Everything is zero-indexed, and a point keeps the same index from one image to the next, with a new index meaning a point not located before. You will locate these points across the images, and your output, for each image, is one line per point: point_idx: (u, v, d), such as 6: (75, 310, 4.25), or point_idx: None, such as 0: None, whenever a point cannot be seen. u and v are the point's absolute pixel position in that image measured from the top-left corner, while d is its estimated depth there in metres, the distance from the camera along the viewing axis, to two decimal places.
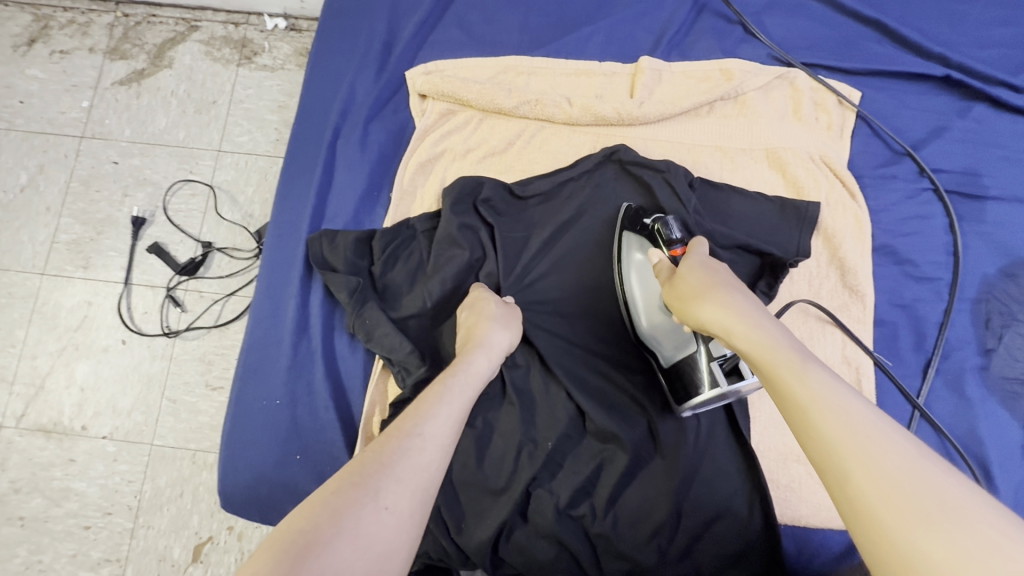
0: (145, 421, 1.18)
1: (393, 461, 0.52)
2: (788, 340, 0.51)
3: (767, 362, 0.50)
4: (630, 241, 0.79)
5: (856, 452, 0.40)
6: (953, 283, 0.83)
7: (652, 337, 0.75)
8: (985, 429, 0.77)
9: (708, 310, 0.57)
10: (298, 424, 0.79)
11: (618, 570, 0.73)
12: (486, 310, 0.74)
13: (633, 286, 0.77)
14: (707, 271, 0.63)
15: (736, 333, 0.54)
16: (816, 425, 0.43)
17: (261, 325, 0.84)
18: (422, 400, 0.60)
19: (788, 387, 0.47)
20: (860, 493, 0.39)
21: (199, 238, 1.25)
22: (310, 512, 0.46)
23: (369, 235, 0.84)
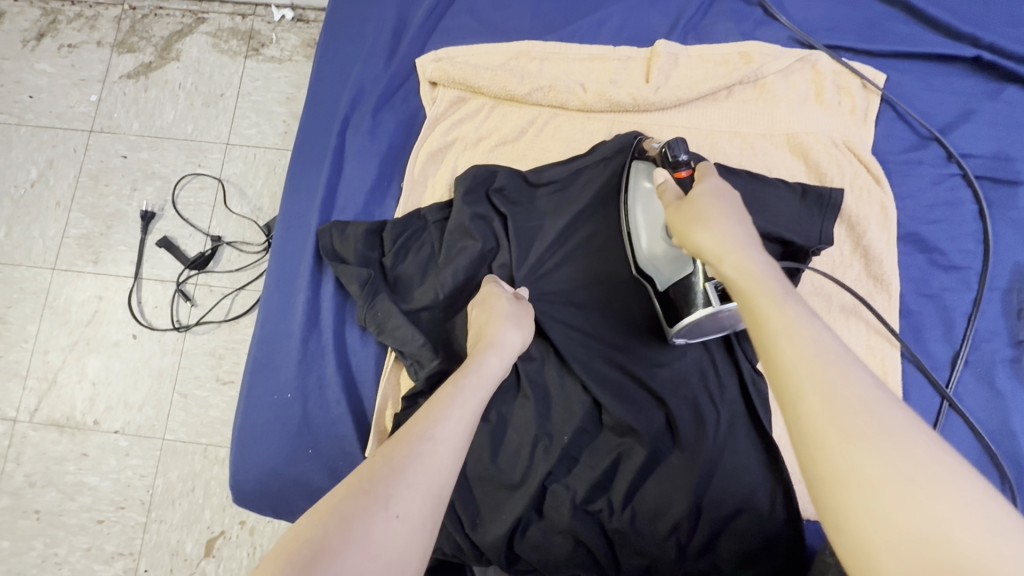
0: (157, 416, 1.18)
1: (404, 466, 0.50)
2: (773, 272, 0.49)
3: (748, 289, 0.47)
4: (638, 169, 0.76)
5: (815, 377, 0.39)
6: (983, 272, 0.80)
7: (651, 264, 0.74)
8: (1017, 423, 0.74)
9: (705, 235, 0.53)
10: (309, 419, 0.78)
11: (636, 566, 0.72)
12: (497, 308, 0.72)
13: (636, 211, 0.75)
14: (709, 194, 0.58)
15: (727, 257, 0.51)
16: (782, 349, 0.42)
17: (271, 319, 0.83)
18: (434, 401, 0.59)
19: (762, 312, 0.45)
20: (809, 415, 0.38)
21: (209, 232, 1.25)
22: (319, 520, 0.46)
23: (379, 226, 0.82)
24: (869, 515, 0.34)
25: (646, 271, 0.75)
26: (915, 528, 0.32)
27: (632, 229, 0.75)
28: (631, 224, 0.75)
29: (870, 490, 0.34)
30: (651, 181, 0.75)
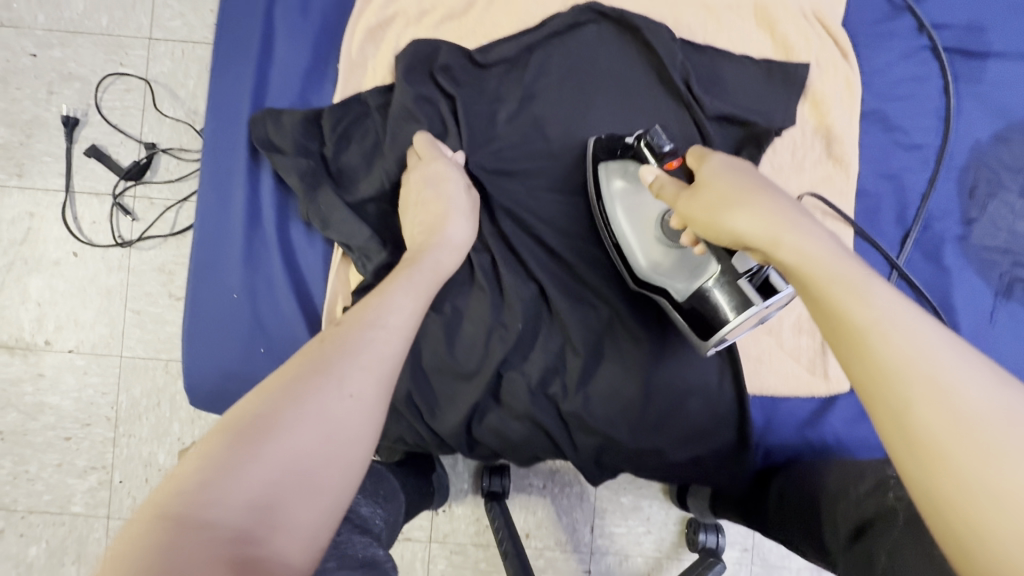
0: (111, 334, 1.15)
1: (355, 349, 0.50)
2: (845, 257, 0.44)
3: (820, 278, 0.43)
4: (608, 169, 0.72)
5: (921, 380, 0.36)
6: (941, 149, 0.78)
7: (664, 275, 0.69)
8: (959, 296, 0.76)
9: (744, 217, 0.49)
10: (260, 319, 0.76)
11: (591, 444, 0.75)
12: (449, 193, 0.69)
13: (619, 217, 0.71)
14: (733, 173, 0.54)
15: (784, 239, 0.46)
16: (877, 351, 0.38)
17: (210, 218, 0.78)
18: (381, 291, 0.57)
19: (846, 308, 0.41)
20: (923, 427, 0.35)
21: (142, 139, 1.15)
22: (263, 394, 0.45)
23: (316, 113, 0.76)
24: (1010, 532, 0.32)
25: (655, 285, 0.70)
26: None
27: (622, 240, 0.71)
28: (620, 235, 0.71)
29: (1002, 503, 0.32)
30: (625, 179, 0.71)
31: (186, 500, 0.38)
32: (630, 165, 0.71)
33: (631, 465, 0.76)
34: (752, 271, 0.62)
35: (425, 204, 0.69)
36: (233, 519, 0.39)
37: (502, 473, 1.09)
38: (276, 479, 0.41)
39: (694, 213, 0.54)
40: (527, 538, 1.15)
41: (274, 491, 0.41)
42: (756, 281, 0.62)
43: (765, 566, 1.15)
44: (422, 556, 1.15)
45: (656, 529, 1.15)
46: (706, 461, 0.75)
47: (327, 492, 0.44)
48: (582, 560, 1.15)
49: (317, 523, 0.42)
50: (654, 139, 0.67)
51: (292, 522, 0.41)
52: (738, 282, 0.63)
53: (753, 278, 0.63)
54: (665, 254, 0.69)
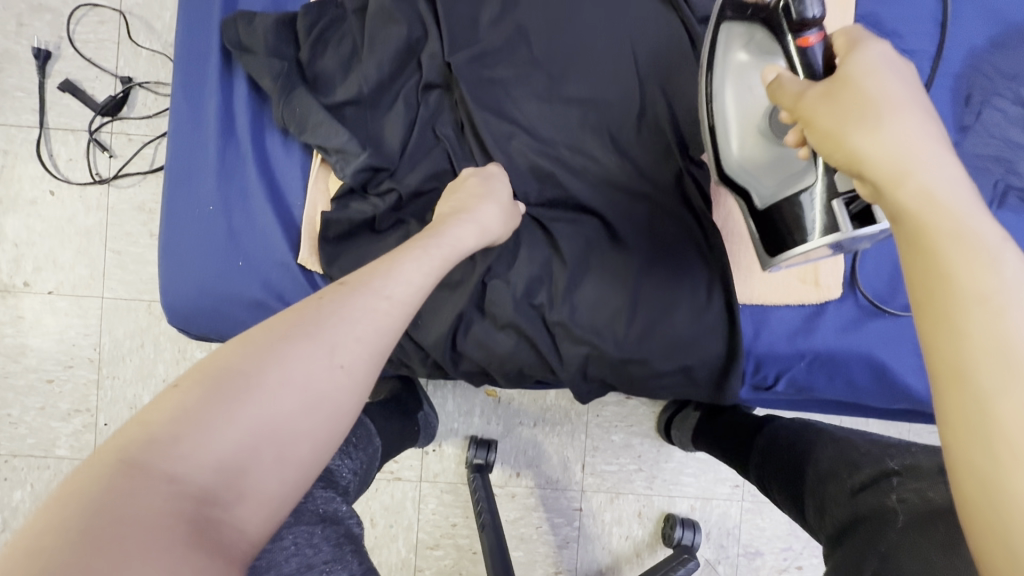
0: (91, 275, 1.12)
1: (353, 318, 0.47)
2: (981, 216, 0.40)
3: (940, 233, 0.40)
4: (731, 37, 0.64)
5: (1011, 369, 0.35)
6: (936, 55, 0.76)
7: (750, 175, 0.65)
8: None
9: (878, 138, 0.43)
10: (235, 231, 0.74)
11: (578, 356, 0.74)
12: (494, 188, 0.68)
13: (725, 96, 0.65)
14: (885, 81, 0.47)
15: (910, 179, 0.42)
16: (971, 327, 0.37)
17: (182, 129, 0.75)
18: (395, 258, 0.54)
19: (963, 274, 0.38)
20: (1003, 416, 0.34)
21: (117, 73, 1.11)
22: (245, 347, 0.43)
23: (291, 16, 0.73)
24: None
25: (739, 182, 0.67)
26: None
27: (719, 124, 0.66)
28: (718, 116, 0.66)
29: None
30: (748, 50, 0.63)
31: (154, 450, 0.37)
32: (757, 32, 0.62)
33: (618, 376, 0.75)
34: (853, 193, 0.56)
35: (467, 187, 0.68)
36: (199, 477, 0.38)
37: (489, 445, 1.10)
38: (248, 443, 0.40)
39: (819, 117, 0.47)
40: (517, 477, 1.15)
41: (246, 454, 0.39)
42: (853, 207, 0.57)
43: (755, 501, 1.15)
44: (413, 496, 1.14)
45: (647, 467, 1.15)
46: (695, 371, 0.75)
47: (298, 464, 0.42)
48: (573, 498, 1.15)
49: (283, 493, 0.41)
50: (800, 1, 0.57)
51: (258, 489, 0.40)
52: (832, 201, 0.57)
53: (852, 202, 0.57)
54: (760, 151, 0.64)
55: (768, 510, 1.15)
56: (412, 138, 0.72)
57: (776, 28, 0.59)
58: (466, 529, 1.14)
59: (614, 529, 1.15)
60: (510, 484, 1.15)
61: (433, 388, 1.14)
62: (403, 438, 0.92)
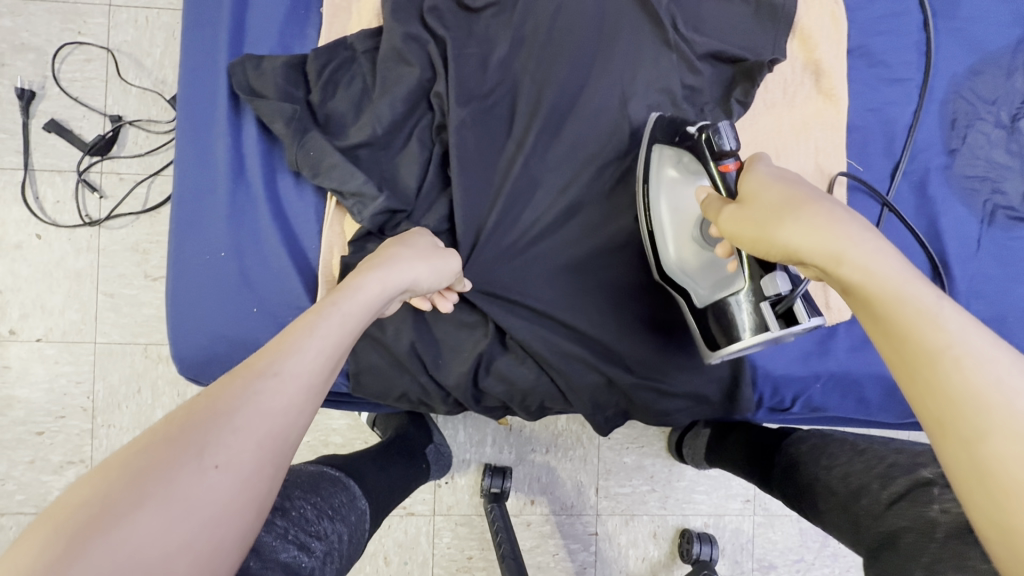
0: (83, 319, 1.08)
1: (232, 410, 0.41)
2: (911, 272, 0.42)
3: (888, 299, 0.41)
4: (663, 156, 0.71)
5: (996, 417, 0.35)
6: (923, 83, 0.80)
7: (685, 281, 0.70)
8: (945, 223, 0.79)
9: (798, 229, 0.45)
10: (249, 275, 0.72)
11: (594, 382, 0.74)
12: (414, 243, 0.65)
13: (662, 207, 0.70)
14: (785, 178, 0.51)
15: (846, 256, 0.43)
16: (950, 379, 0.37)
17: (190, 173, 0.74)
18: (286, 332, 0.48)
19: (918, 332, 0.39)
20: (995, 459, 0.34)
21: (107, 112, 1.09)
22: (102, 475, 0.36)
23: (300, 59, 0.73)
24: None
25: (680, 283, 0.71)
26: None
27: (657, 228, 0.71)
28: (657, 222, 0.70)
29: None
30: (678, 169, 0.70)
31: None
32: (685, 155, 0.69)
33: (633, 402, 0.76)
34: (778, 296, 0.59)
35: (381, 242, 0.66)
36: None
37: (504, 473, 1.09)
38: None
39: (741, 225, 0.51)
40: (531, 505, 1.14)
41: None
42: (780, 308, 0.60)
43: (766, 515, 1.16)
44: (426, 531, 1.12)
45: (660, 487, 1.15)
46: (709, 394, 0.76)
47: None
48: (588, 523, 1.14)
49: None
50: (716, 136, 0.63)
51: None
52: (760, 304, 0.61)
53: (778, 303, 0.60)
54: (696, 258, 0.69)
55: (779, 523, 1.16)
56: (427, 177, 0.72)
57: (698, 154, 0.65)
58: (482, 562, 1.12)
59: (629, 551, 1.14)
60: (525, 513, 1.14)
61: (444, 419, 1.13)
62: (408, 480, 0.88)
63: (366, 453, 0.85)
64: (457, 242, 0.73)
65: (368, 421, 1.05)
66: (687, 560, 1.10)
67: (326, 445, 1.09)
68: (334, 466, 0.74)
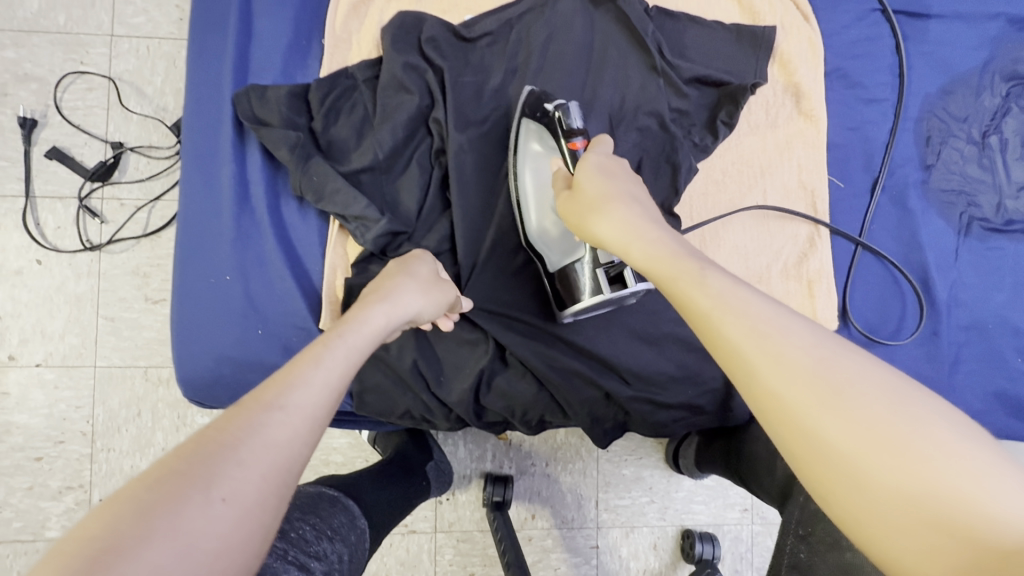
0: (83, 343, 1.09)
1: (240, 442, 0.42)
2: (686, 249, 0.47)
3: (668, 272, 0.46)
4: (528, 131, 0.73)
5: (760, 355, 0.38)
6: (898, 102, 0.85)
7: (539, 247, 0.72)
8: (924, 235, 0.83)
9: (606, 224, 0.53)
10: (254, 298, 0.74)
11: (592, 398, 0.76)
12: (411, 267, 0.68)
13: (526, 177, 0.72)
14: (602, 176, 0.59)
15: (634, 245, 0.50)
16: (722, 330, 0.40)
17: (195, 199, 0.76)
18: (291, 365, 0.50)
19: (691, 297, 0.43)
20: (768, 393, 0.37)
21: (108, 138, 1.11)
22: (110, 510, 0.37)
23: (303, 88, 0.75)
24: (852, 480, 0.34)
25: (535, 248, 0.72)
26: (894, 486, 0.32)
27: (521, 197, 0.72)
28: (521, 192, 0.72)
29: (846, 457, 0.34)
30: (541, 144, 0.72)
31: None
32: (546, 132, 0.72)
33: (631, 416, 0.78)
34: (611, 262, 0.67)
35: (382, 270, 0.69)
36: None
37: (506, 482, 1.09)
38: None
39: (569, 217, 0.60)
40: (532, 519, 1.14)
41: None
42: (613, 272, 0.67)
43: (764, 523, 1.17)
44: (428, 548, 1.12)
45: (659, 498, 1.16)
46: (703, 404, 0.78)
47: None
48: (589, 536, 1.15)
49: None
50: (568, 114, 0.69)
51: None
52: (595, 269, 0.67)
53: (611, 268, 0.67)
54: (552, 224, 0.71)
55: (777, 531, 1.18)
56: (428, 200, 0.75)
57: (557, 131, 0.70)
58: None
59: (631, 563, 1.15)
60: (526, 527, 1.14)
61: (444, 435, 1.14)
62: (408, 497, 0.89)
63: (364, 472, 0.86)
64: (458, 262, 0.75)
65: (369, 439, 1.06)
66: (690, 560, 1.12)
67: (326, 465, 1.10)
68: (334, 486, 0.76)
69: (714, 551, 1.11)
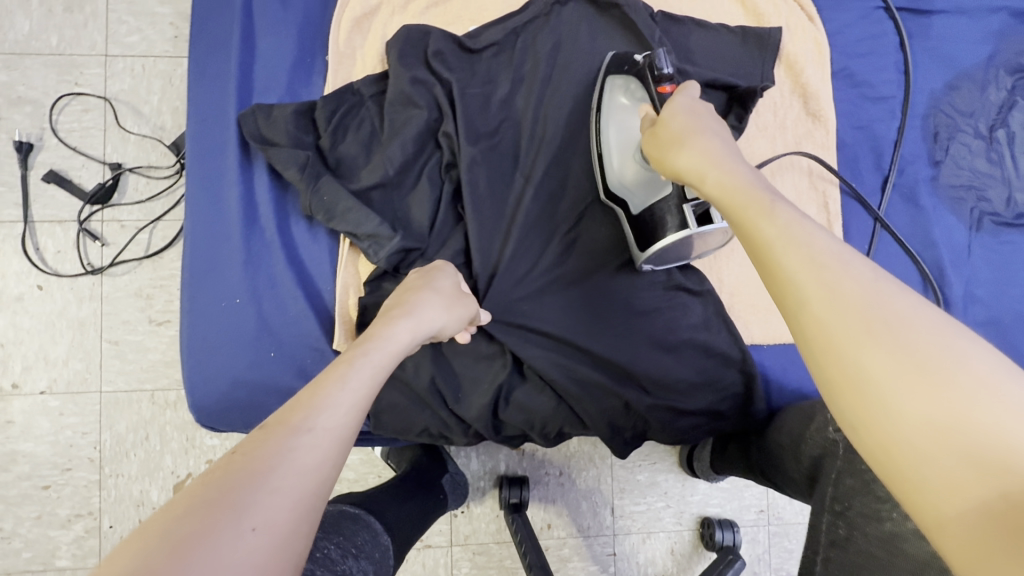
0: (88, 369, 1.07)
1: (270, 468, 0.41)
2: (760, 182, 0.47)
3: (735, 204, 0.47)
4: (613, 85, 0.73)
5: (811, 280, 0.39)
6: (905, 100, 0.85)
7: (623, 192, 0.72)
8: (937, 231, 0.82)
9: (684, 157, 0.54)
10: (266, 319, 0.73)
11: (611, 408, 0.75)
12: (435, 280, 0.68)
13: (609, 127, 0.72)
14: (683, 114, 0.59)
15: (709, 174, 0.51)
16: (778, 256, 0.41)
17: (203, 221, 0.75)
18: (318, 384, 0.49)
19: (755, 226, 0.44)
20: (810, 318, 0.38)
21: (106, 160, 1.09)
22: (139, 545, 0.35)
23: (309, 107, 0.74)
24: (880, 405, 0.34)
25: (617, 194, 0.73)
26: (922, 413, 0.33)
27: (603, 146, 0.73)
28: (603, 145, 0.72)
29: (875, 382, 0.35)
30: (628, 96, 0.72)
31: None
32: (633, 83, 0.72)
33: (650, 425, 0.77)
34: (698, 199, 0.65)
35: (403, 283, 0.68)
36: None
37: (522, 484, 1.08)
38: None
39: (653, 152, 0.60)
40: (549, 529, 1.14)
41: None
42: (698, 209, 0.66)
43: (781, 524, 1.17)
44: (445, 562, 1.11)
45: (674, 502, 1.16)
46: (724, 410, 0.77)
47: None
48: (606, 544, 1.14)
49: None
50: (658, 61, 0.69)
51: None
52: (683, 206, 0.66)
53: (698, 206, 0.66)
54: (637, 169, 0.71)
55: (794, 531, 1.17)
56: (439, 215, 0.74)
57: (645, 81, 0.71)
58: None
59: (648, 570, 1.14)
60: (543, 537, 1.13)
61: (457, 447, 1.13)
62: (426, 511, 0.87)
63: (382, 488, 0.85)
64: (472, 277, 0.75)
65: (382, 455, 1.05)
66: (712, 548, 1.11)
67: (340, 482, 1.08)
68: (353, 503, 0.74)
69: (734, 539, 1.10)
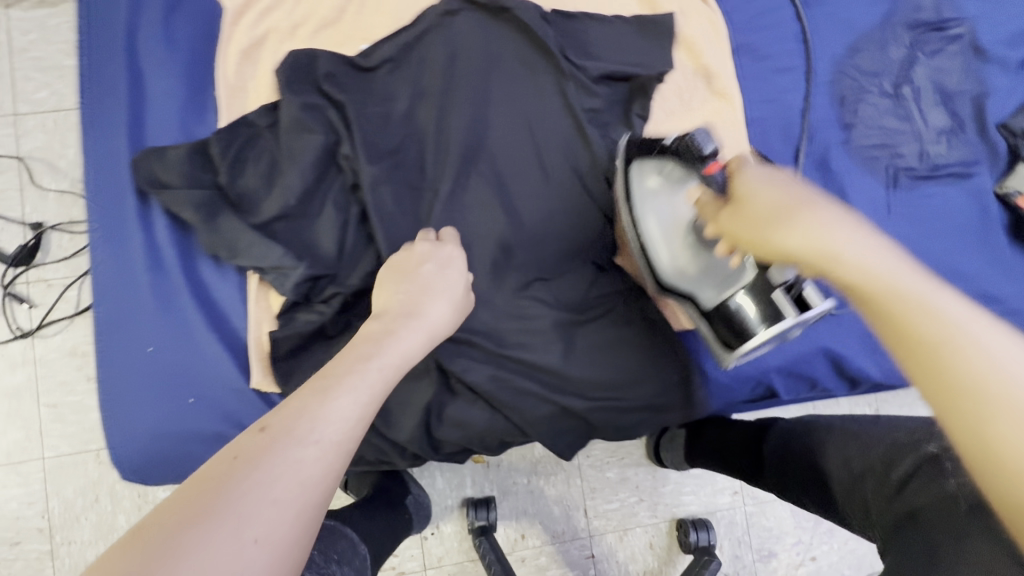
0: (28, 436, 1.03)
1: (272, 476, 0.40)
2: (910, 267, 0.45)
3: (892, 293, 0.43)
4: (644, 168, 0.70)
5: (997, 396, 0.38)
6: (807, 68, 0.85)
7: (691, 287, 0.70)
8: (853, 193, 0.83)
9: (798, 236, 0.48)
10: (181, 366, 0.71)
11: (547, 413, 0.74)
12: (434, 279, 0.67)
13: (648, 219, 0.69)
14: (774, 184, 0.54)
15: (845, 258, 0.46)
16: (953, 361, 0.40)
17: (108, 272, 0.73)
18: (318, 386, 0.48)
19: (918, 321, 0.41)
20: (1002, 437, 0.37)
21: (25, 220, 1.06)
22: (130, 547, 0.35)
23: (202, 144, 0.72)
24: None
25: (682, 289, 0.70)
26: None
27: (648, 242, 0.70)
28: (648, 240, 0.70)
29: None
30: (660, 178, 0.69)
31: None
32: (667, 165, 0.70)
33: (591, 424, 0.76)
34: (787, 281, 0.64)
35: (422, 275, 0.67)
36: None
37: (487, 504, 1.07)
38: None
39: (738, 223, 0.55)
40: (523, 539, 1.11)
41: None
42: (793, 293, 0.65)
43: (756, 503, 1.16)
44: None
45: (647, 496, 1.14)
46: (662, 400, 0.76)
47: None
48: (583, 546, 1.12)
49: None
50: (697, 141, 0.68)
51: None
52: (774, 292, 0.65)
53: (790, 289, 0.65)
54: (691, 258, 0.69)
55: (770, 508, 1.16)
56: (348, 238, 0.72)
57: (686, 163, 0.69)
58: None
59: (630, 566, 1.13)
60: (518, 549, 1.11)
61: (420, 468, 1.11)
62: (394, 530, 0.85)
63: (349, 505, 0.82)
64: None
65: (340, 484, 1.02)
66: (687, 548, 1.10)
67: None
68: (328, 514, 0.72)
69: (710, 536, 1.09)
